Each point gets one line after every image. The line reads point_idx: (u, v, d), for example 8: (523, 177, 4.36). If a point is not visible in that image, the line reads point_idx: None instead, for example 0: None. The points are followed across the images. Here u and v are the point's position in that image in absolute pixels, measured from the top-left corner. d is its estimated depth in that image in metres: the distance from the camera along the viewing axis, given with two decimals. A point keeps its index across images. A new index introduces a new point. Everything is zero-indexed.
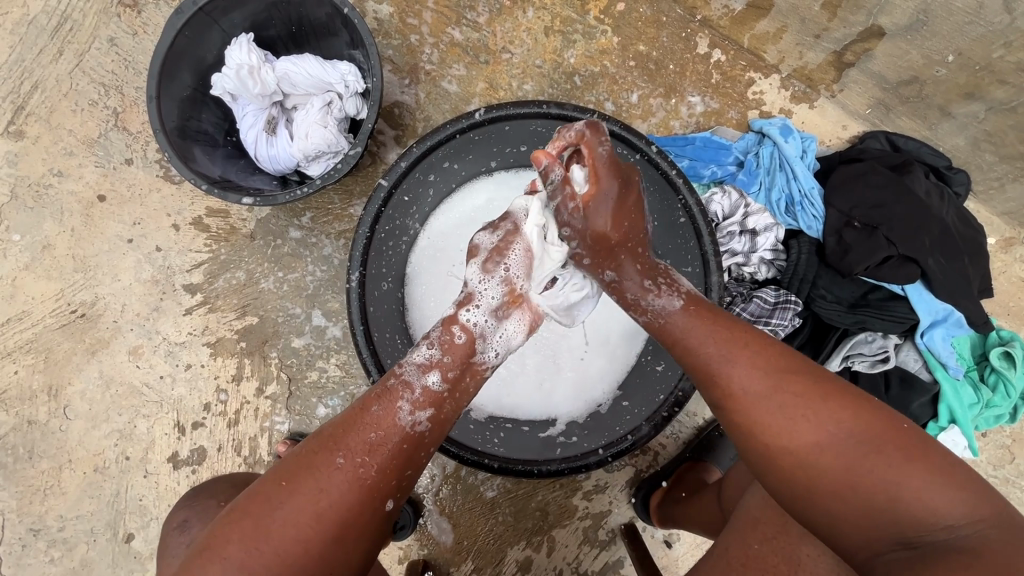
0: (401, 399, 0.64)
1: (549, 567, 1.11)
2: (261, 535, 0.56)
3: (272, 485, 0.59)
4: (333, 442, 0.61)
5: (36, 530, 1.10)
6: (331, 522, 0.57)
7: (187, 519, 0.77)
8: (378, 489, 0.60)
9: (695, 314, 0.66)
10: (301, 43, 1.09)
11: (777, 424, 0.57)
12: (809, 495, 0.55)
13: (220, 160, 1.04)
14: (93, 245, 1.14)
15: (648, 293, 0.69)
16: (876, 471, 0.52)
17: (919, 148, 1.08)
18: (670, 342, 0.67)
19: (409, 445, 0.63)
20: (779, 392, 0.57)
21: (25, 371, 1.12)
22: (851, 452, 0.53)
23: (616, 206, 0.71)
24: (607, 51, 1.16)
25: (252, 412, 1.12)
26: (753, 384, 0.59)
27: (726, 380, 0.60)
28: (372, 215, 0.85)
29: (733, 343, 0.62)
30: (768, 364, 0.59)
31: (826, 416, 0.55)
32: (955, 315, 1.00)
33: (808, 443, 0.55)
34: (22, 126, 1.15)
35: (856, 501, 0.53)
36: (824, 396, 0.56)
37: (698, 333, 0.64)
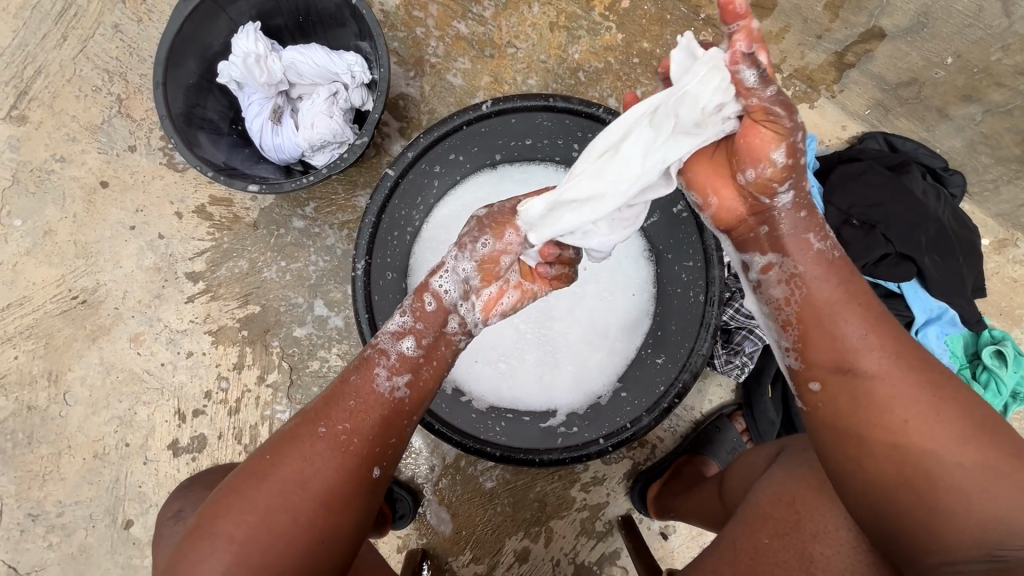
0: (378, 366, 0.65)
1: (546, 558, 1.12)
2: (249, 508, 0.57)
3: (258, 460, 0.61)
4: (314, 414, 0.63)
5: (35, 516, 1.10)
6: (319, 489, 0.59)
7: (180, 510, 0.72)
8: (360, 456, 0.62)
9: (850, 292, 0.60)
10: (307, 33, 1.09)
11: (911, 406, 0.54)
12: (918, 485, 0.52)
13: (225, 148, 1.04)
14: (95, 231, 1.14)
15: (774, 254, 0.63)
16: (1003, 488, 0.50)
17: (916, 149, 1.10)
18: (807, 298, 0.61)
19: (389, 412, 0.64)
20: (919, 388, 0.55)
21: (25, 356, 1.12)
22: (978, 460, 0.52)
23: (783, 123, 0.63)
24: (611, 48, 1.17)
25: (253, 400, 1.12)
26: (888, 364, 0.56)
27: (861, 357, 0.57)
28: (379, 204, 0.86)
29: (879, 327, 0.58)
30: (913, 362, 0.57)
31: (950, 419, 0.53)
32: (949, 313, 1.02)
33: (937, 439, 0.53)
34: (24, 111, 1.15)
35: (965, 505, 0.50)
36: (962, 403, 0.54)
37: (841, 305, 0.60)
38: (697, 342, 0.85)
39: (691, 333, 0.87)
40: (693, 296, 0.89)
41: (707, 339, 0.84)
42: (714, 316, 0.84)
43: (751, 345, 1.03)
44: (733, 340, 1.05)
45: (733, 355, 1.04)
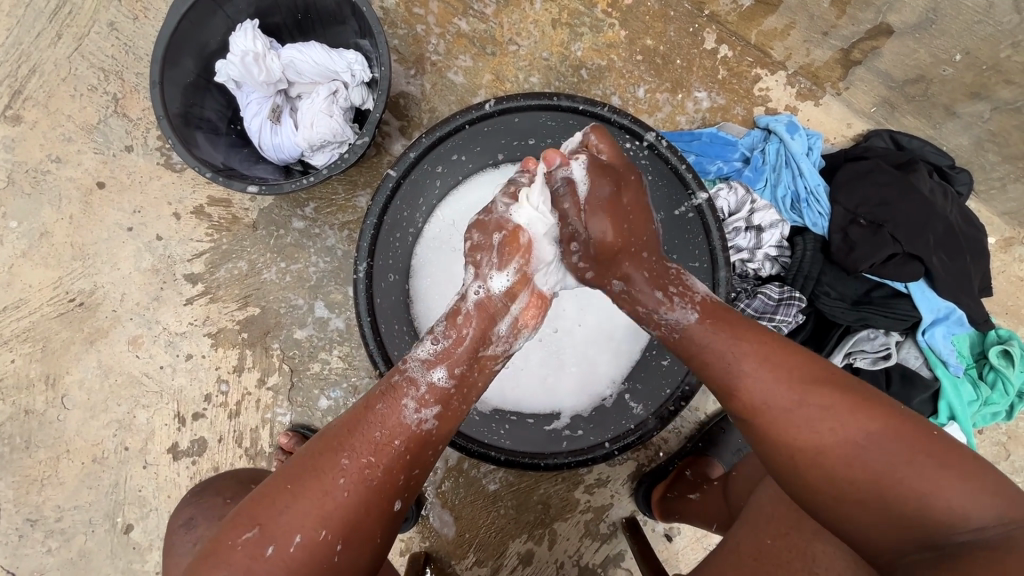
0: (407, 397, 0.64)
1: (549, 560, 1.12)
2: (267, 542, 0.55)
3: (273, 490, 0.58)
4: (336, 442, 0.61)
5: (33, 521, 1.09)
6: (338, 525, 0.57)
7: (192, 517, 0.75)
8: (383, 492, 0.60)
9: (714, 327, 0.66)
10: (306, 31, 1.08)
11: (813, 429, 0.56)
12: (832, 498, 0.55)
13: (223, 148, 1.02)
14: (92, 233, 1.12)
15: (660, 307, 0.69)
16: (906, 478, 0.52)
17: (923, 147, 1.09)
18: (691, 357, 0.67)
19: (416, 445, 0.63)
20: (809, 398, 0.57)
21: (22, 359, 1.10)
22: (883, 453, 0.53)
23: (610, 205, 0.71)
24: (614, 45, 1.15)
25: (254, 403, 1.11)
26: (777, 395, 0.59)
27: (749, 392, 0.61)
28: (381, 205, 0.85)
29: (763, 350, 0.62)
30: (798, 371, 0.60)
31: (852, 419, 0.55)
32: (957, 313, 1.01)
33: (834, 442, 0.55)
34: (19, 111, 1.13)
35: (879, 506, 0.53)
36: (856, 396, 0.57)
37: (725, 342, 0.64)
38: None
39: None
40: None
41: None
42: None
43: None
44: None
45: None
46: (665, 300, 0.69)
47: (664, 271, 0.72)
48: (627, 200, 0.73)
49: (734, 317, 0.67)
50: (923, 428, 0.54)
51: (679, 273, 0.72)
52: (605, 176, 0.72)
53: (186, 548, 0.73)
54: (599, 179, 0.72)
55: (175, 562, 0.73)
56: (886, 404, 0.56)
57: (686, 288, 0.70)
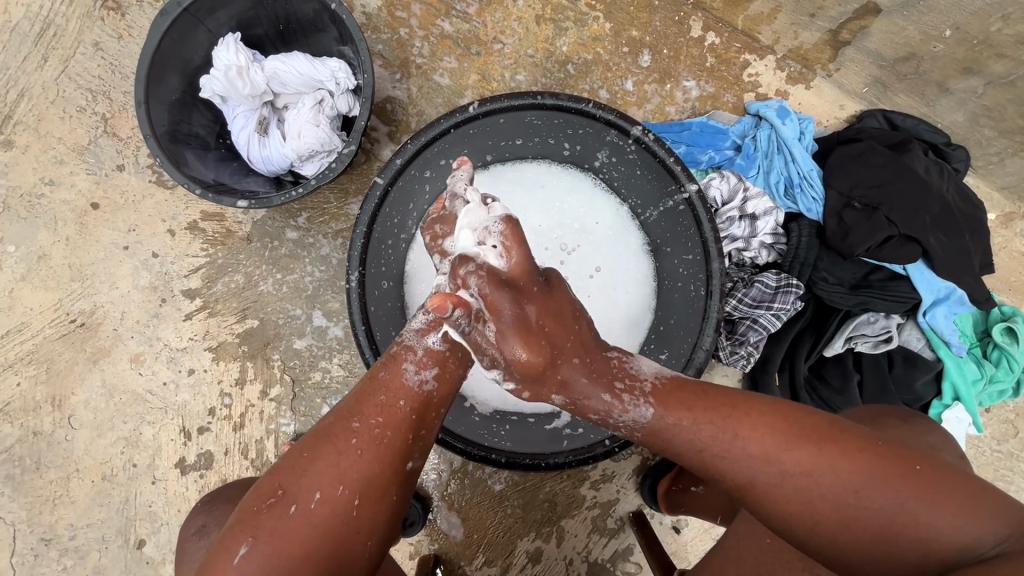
0: (406, 361, 0.63)
1: (559, 557, 1.12)
2: (288, 502, 0.57)
3: (293, 456, 0.60)
4: (347, 410, 0.61)
5: (48, 540, 1.10)
6: (355, 483, 0.58)
7: (204, 524, 0.75)
8: (395, 448, 0.60)
9: (674, 407, 0.61)
10: (289, 41, 1.08)
11: (806, 485, 0.56)
12: (844, 554, 0.55)
13: (213, 163, 1.03)
14: (89, 253, 1.13)
15: (612, 410, 0.63)
16: (910, 516, 0.53)
17: (918, 125, 1.07)
18: (658, 448, 0.63)
19: (421, 405, 0.62)
20: (787, 457, 0.56)
21: (27, 382, 1.11)
22: (876, 498, 0.54)
23: (518, 324, 0.62)
24: (600, 38, 1.14)
25: (257, 415, 1.12)
26: (759, 470, 0.57)
27: (733, 472, 0.59)
28: (369, 214, 0.85)
29: (735, 419, 0.59)
30: (775, 435, 0.58)
31: (836, 471, 0.55)
32: (958, 293, 0.99)
33: (833, 508, 0.55)
34: (10, 135, 1.13)
35: (884, 551, 0.54)
36: (839, 447, 0.56)
37: (691, 425, 0.60)
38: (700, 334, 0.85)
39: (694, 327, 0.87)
40: (693, 290, 0.88)
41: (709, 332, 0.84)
42: (716, 309, 0.83)
43: (756, 335, 1.00)
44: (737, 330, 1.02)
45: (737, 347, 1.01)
46: (615, 400, 0.63)
47: (608, 363, 0.65)
48: (534, 308, 0.63)
49: (687, 387, 0.63)
50: (911, 462, 0.55)
51: (622, 359, 0.66)
52: (519, 244, 0.65)
53: (199, 555, 0.73)
54: (500, 297, 0.62)
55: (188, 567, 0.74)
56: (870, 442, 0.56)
57: (636, 376, 0.64)
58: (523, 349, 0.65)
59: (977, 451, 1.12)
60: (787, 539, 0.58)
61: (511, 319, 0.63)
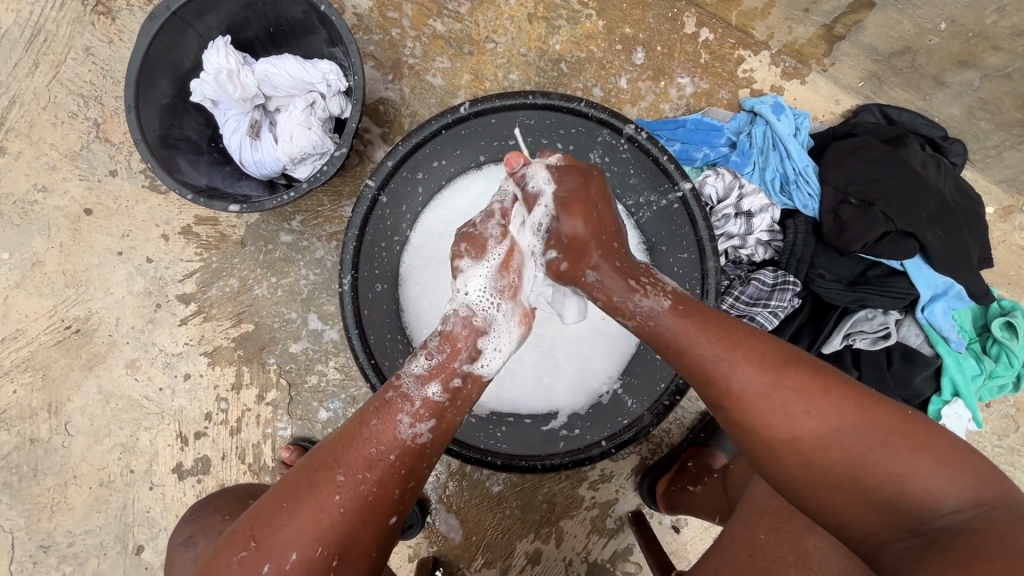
0: (401, 413, 0.64)
1: (558, 558, 1.12)
2: (263, 561, 0.55)
3: (270, 506, 0.58)
4: (331, 458, 0.60)
5: (46, 547, 1.10)
6: (334, 541, 0.57)
7: (191, 535, 0.77)
8: (379, 507, 0.60)
9: (684, 314, 0.65)
10: (280, 44, 1.07)
11: (792, 413, 0.56)
12: (810, 483, 0.55)
13: (205, 168, 1.02)
14: (83, 259, 1.13)
15: (634, 295, 0.68)
16: (882, 460, 0.52)
17: (914, 119, 1.07)
18: (660, 346, 0.66)
19: (411, 459, 0.63)
20: (783, 383, 0.57)
21: (23, 389, 1.11)
22: (856, 437, 0.53)
23: (589, 224, 0.72)
24: (593, 36, 1.14)
25: (254, 419, 1.11)
26: (750, 378, 0.58)
27: (722, 376, 0.60)
28: (361, 217, 0.84)
29: (736, 338, 0.61)
30: (768, 355, 0.59)
31: (823, 401, 0.55)
32: (955, 288, 0.99)
33: (811, 434, 0.55)
34: (2, 142, 1.13)
35: (854, 488, 0.53)
36: (836, 386, 0.56)
37: (692, 331, 0.63)
38: None
39: None
40: (688, 290, 0.88)
41: None
42: (711, 308, 0.83)
43: None
44: None
45: None
46: (639, 288, 0.68)
47: (634, 264, 0.72)
48: (609, 236, 0.73)
49: (697, 305, 0.66)
50: (899, 412, 0.54)
51: (648, 269, 0.72)
52: (574, 172, 0.74)
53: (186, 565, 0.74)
54: (572, 218, 0.72)
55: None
56: (862, 390, 0.56)
57: (657, 279, 0.70)
58: (558, 262, 0.74)
59: (978, 447, 1.12)
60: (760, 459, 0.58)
61: (556, 231, 0.73)
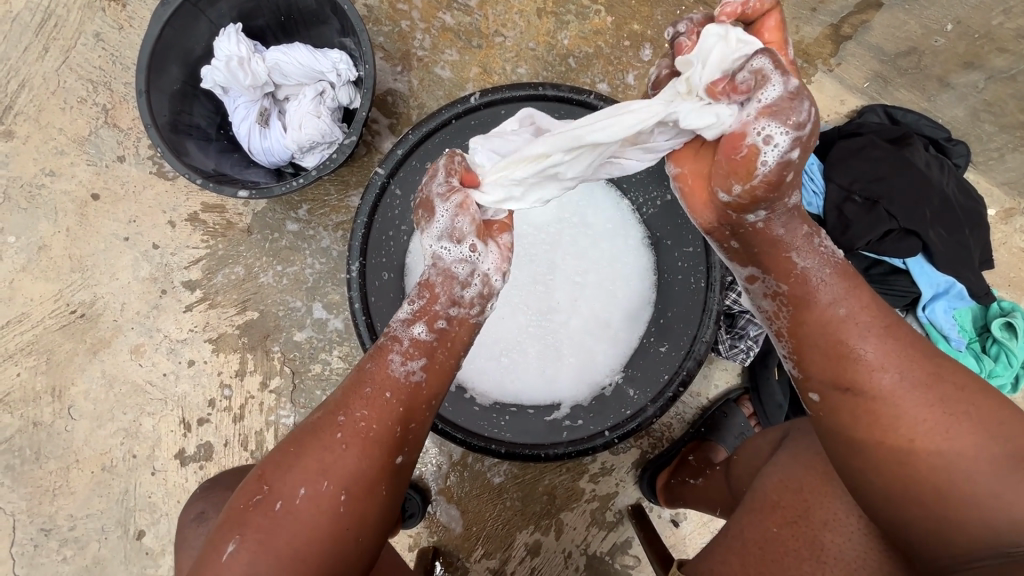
0: (392, 353, 0.63)
1: (557, 550, 1.12)
2: (275, 499, 0.57)
3: (278, 453, 0.60)
4: (334, 404, 0.61)
5: (48, 530, 1.10)
6: (340, 478, 0.58)
7: (203, 511, 0.74)
8: (383, 442, 0.60)
9: (842, 287, 0.58)
10: (290, 33, 1.08)
11: (920, 415, 0.53)
12: (927, 491, 0.51)
13: (214, 154, 1.03)
14: (90, 244, 1.13)
15: (800, 242, 0.59)
16: (1009, 485, 0.49)
17: (918, 120, 1.07)
18: (799, 305, 0.59)
19: (408, 397, 0.62)
20: (923, 384, 0.54)
21: (27, 373, 1.12)
22: (989, 457, 0.50)
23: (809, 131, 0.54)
24: (601, 31, 1.14)
25: (257, 406, 1.12)
26: (891, 373, 0.54)
27: (863, 360, 0.55)
28: (370, 204, 0.86)
29: (887, 330, 0.56)
30: (915, 360, 0.55)
31: (964, 413, 0.52)
32: (956, 287, 1.00)
33: (939, 440, 0.52)
34: (11, 126, 1.13)
35: (972, 509, 0.50)
36: (977, 405, 0.53)
37: (839, 309, 0.57)
38: (699, 326, 0.87)
39: (693, 319, 0.88)
40: (693, 282, 0.90)
41: (710, 324, 0.85)
42: (716, 301, 0.85)
43: (755, 329, 1.02)
44: (736, 324, 1.04)
45: (737, 339, 1.04)
46: (811, 239, 0.60)
47: (798, 229, 0.59)
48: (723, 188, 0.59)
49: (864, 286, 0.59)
50: None
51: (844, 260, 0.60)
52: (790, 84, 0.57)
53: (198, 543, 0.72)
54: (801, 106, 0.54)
55: (188, 554, 0.72)
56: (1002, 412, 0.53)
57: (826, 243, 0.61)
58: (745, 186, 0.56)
59: None
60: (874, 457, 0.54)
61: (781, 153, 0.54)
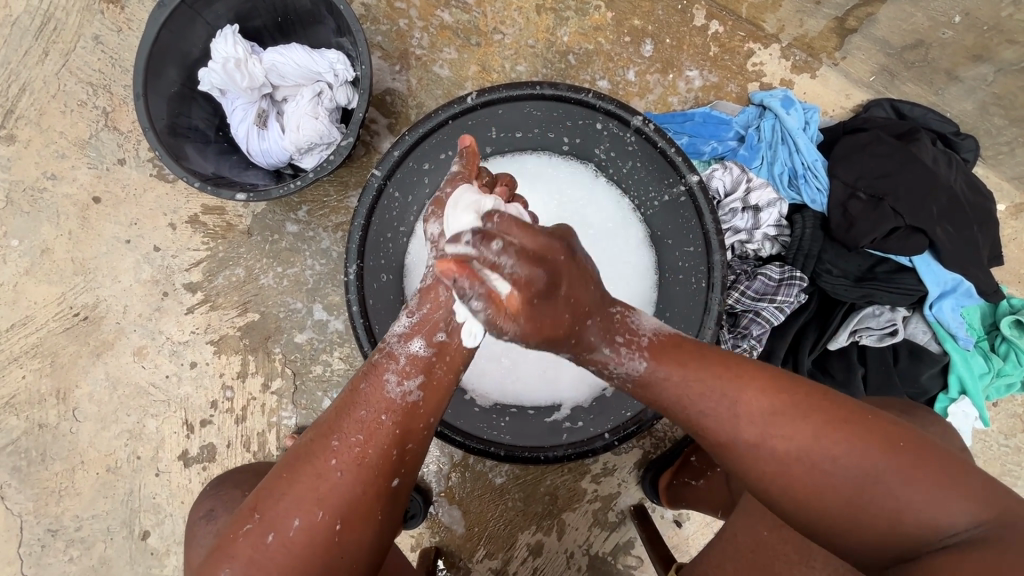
0: (388, 372, 0.64)
1: (560, 550, 1.12)
2: (267, 530, 0.56)
3: (270, 482, 0.59)
4: (326, 427, 0.61)
5: (54, 531, 1.11)
6: (334, 507, 0.58)
7: (212, 509, 0.73)
8: (378, 467, 0.60)
9: (669, 364, 0.60)
10: (287, 33, 1.07)
11: (782, 455, 0.55)
12: (819, 525, 0.54)
13: (213, 157, 1.03)
14: (92, 247, 1.14)
15: (608, 363, 0.61)
16: (881, 497, 0.52)
17: (926, 114, 1.05)
18: (651, 402, 0.62)
19: (405, 416, 0.63)
20: (773, 433, 0.55)
21: (32, 375, 1.12)
22: (853, 476, 0.53)
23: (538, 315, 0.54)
24: (601, 27, 1.13)
25: (259, 407, 1.12)
26: (742, 430, 0.56)
27: (715, 429, 0.58)
28: (367, 207, 0.84)
29: (729, 378, 0.58)
30: (772, 404, 0.56)
31: (821, 443, 0.54)
32: (964, 285, 0.97)
33: (807, 473, 0.54)
34: (12, 130, 1.14)
35: (856, 526, 0.53)
36: (829, 415, 0.55)
37: (683, 379, 0.59)
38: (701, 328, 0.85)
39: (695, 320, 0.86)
40: (694, 283, 0.87)
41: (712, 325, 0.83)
42: (718, 301, 0.83)
43: (758, 329, 0.97)
44: (739, 324, 1.00)
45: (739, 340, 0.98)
46: (613, 354, 0.61)
47: (610, 316, 0.62)
48: (567, 288, 0.55)
49: (687, 343, 0.62)
50: (898, 435, 0.54)
51: (625, 311, 0.63)
52: (535, 262, 0.52)
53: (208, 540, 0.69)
54: (532, 269, 0.52)
55: (193, 554, 0.69)
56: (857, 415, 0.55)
57: (633, 333, 0.62)
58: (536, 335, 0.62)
59: (984, 446, 1.11)
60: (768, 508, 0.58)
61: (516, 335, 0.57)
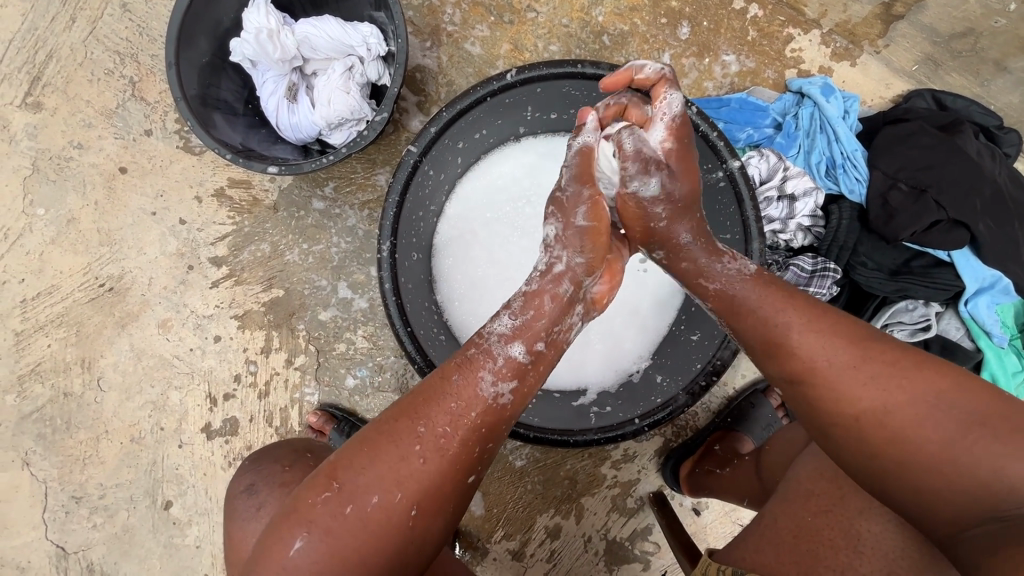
0: (484, 370, 0.62)
1: (578, 534, 1.12)
2: (345, 502, 0.54)
3: (351, 452, 0.57)
4: (412, 410, 0.59)
5: (78, 498, 1.13)
6: (414, 491, 0.56)
7: (253, 483, 0.77)
8: (461, 462, 0.58)
9: (767, 288, 0.65)
10: (319, 4, 1.05)
11: (863, 390, 0.54)
12: (891, 466, 0.52)
13: (241, 129, 1.01)
14: (118, 219, 1.13)
15: (712, 267, 0.68)
16: (971, 445, 0.48)
17: (968, 106, 1.02)
18: (736, 321, 0.65)
19: (491, 418, 0.61)
20: (864, 362, 0.55)
21: (57, 344, 1.13)
22: (941, 420, 0.50)
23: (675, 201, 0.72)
24: (637, 8, 1.10)
25: (282, 383, 1.12)
26: (831, 355, 0.57)
27: (797, 351, 0.59)
28: (402, 183, 0.83)
29: (822, 316, 0.60)
30: (853, 336, 0.57)
31: (910, 382, 0.53)
32: (1003, 282, 0.96)
33: (893, 412, 0.52)
34: (39, 97, 1.13)
35: (938, 476, 0.49)
36: (925, 367, 0.53)
37: (775, 304, 0.63)
38: None
39: None
40: None
41: None
42: None
43: None
44: None
45: None
46: (721, 261, 0.69)
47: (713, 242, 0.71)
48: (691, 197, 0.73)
49: (779, 282, 0.66)
50: (994, 399, 0.50)
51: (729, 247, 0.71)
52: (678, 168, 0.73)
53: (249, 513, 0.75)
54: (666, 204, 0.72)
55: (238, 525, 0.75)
56: (953, 376, 0.52)
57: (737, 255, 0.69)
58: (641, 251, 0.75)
59: None
60: (838, 448, 0.56)
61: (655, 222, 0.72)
